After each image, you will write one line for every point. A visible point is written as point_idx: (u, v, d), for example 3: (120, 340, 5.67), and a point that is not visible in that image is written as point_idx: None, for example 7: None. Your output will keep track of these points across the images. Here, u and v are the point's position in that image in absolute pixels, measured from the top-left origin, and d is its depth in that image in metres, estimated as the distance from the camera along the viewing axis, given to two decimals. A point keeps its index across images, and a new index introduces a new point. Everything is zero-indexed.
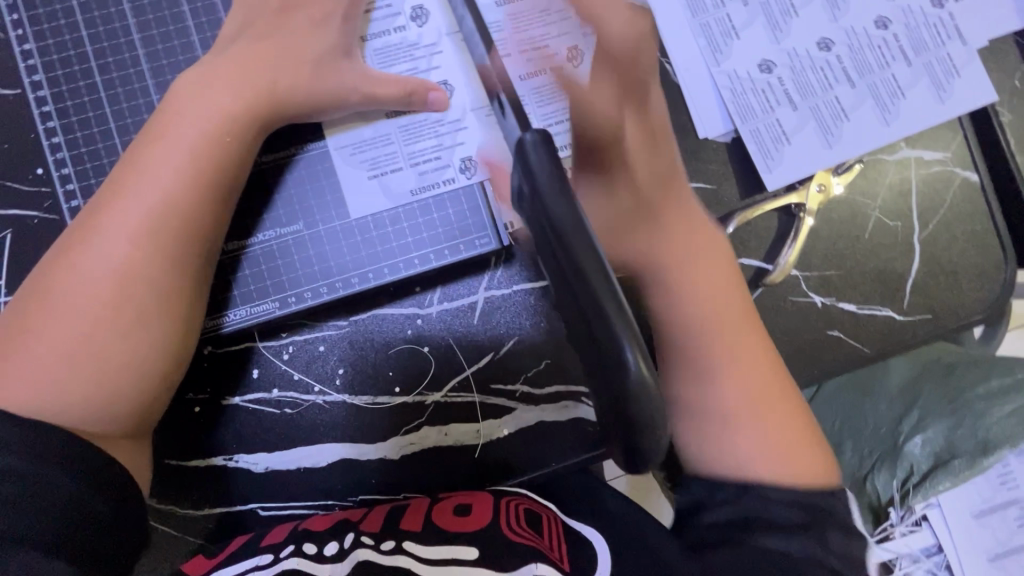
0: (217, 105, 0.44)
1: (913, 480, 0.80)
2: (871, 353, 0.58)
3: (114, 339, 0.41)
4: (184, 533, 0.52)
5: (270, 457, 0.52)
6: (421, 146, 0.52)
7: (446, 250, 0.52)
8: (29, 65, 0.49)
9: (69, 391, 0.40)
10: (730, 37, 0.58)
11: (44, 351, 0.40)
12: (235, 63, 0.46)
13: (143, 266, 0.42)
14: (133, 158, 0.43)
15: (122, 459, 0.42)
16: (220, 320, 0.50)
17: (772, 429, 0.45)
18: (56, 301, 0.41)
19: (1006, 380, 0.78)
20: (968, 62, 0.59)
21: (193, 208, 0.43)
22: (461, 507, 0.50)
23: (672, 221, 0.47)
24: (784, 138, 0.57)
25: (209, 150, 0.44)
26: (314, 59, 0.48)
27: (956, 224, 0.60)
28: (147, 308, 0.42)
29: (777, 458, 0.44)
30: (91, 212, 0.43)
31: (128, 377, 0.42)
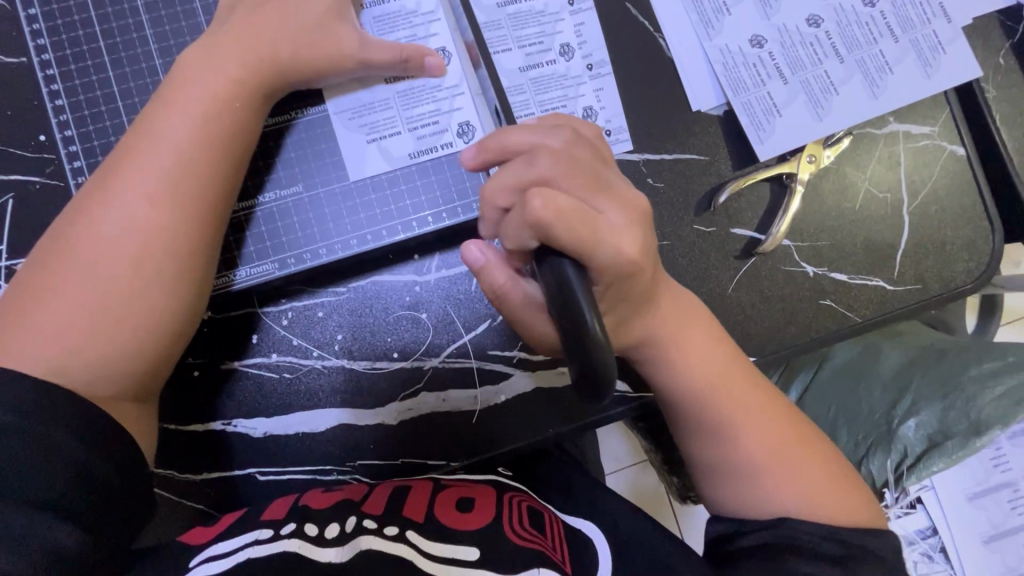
0: (226, 70, 0.45)
1: (906, 462, 0.79)
2: (862, 321, 0.59)
3: (133, 299, 0.42)
4: (181, 497, 0.53)
5: (268, 422, 0.53)
6: (419, 112, 0.53)
7: (445, 213, 0.53)
8: (33, 30, 0.50)
9: (82, 351, 0.40)
10: (722, 13, 0.59)
11: (63, 309, 0.40)
12: (243, 28, 0.46)
13: (154, 227, 0.42)
14: (145, 120, 0.44)
15: (125, 419, 0.43)
16: (226, 280, 0.50)
17: (789, 470, 0.48)
18: (72, 260, 0.41)
19: (997, 362, 0.78)
20: (953, 39, 0.60)
21: (200, 168, 0.44)
22: (463, 503, 0.51)
23: (617, 196, 0.39)
24: (776, 110, 0.58)
25: (221, 114, 0.45)
26: (317, 21, 0.48)
27: (943, 197, 0.61)
28: (157, 269, 0.42)
29: (801, 496, 0.47)
30: (102, 174, 0.43)
31: (144, 336, 0.42)
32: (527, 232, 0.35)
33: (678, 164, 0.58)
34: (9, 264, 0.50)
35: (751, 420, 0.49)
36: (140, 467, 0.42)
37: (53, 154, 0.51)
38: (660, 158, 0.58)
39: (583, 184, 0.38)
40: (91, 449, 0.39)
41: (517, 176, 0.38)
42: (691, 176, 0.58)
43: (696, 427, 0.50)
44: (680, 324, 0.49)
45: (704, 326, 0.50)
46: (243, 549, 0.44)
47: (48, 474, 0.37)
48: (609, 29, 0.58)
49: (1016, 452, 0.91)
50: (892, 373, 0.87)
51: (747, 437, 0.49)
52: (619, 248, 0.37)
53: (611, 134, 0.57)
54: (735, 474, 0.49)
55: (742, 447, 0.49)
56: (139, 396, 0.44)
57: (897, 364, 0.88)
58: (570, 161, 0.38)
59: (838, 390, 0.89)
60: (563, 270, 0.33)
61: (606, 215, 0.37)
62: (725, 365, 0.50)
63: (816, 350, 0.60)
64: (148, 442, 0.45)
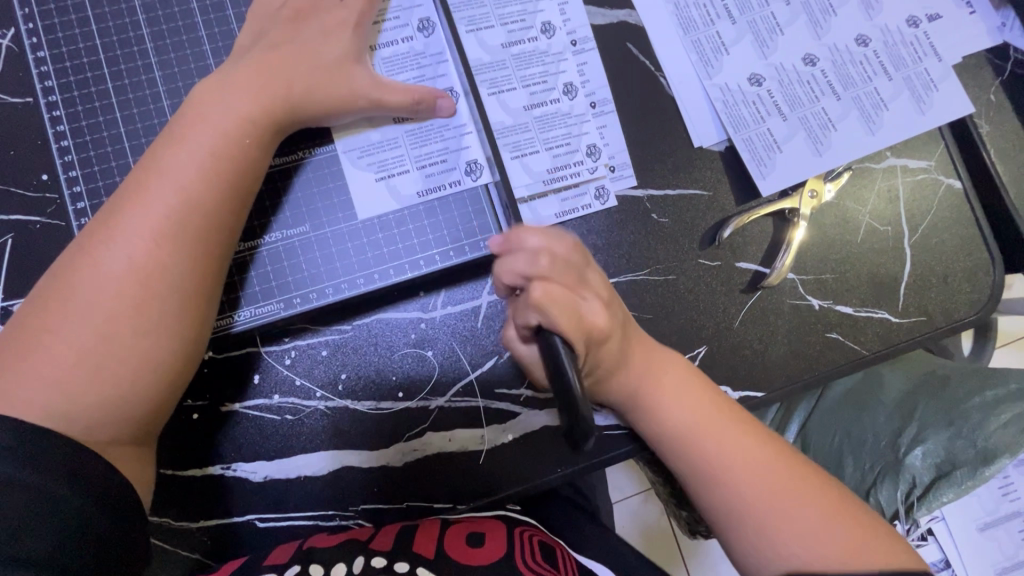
0: (236, 109, 0.45)
1: (915, 494, 0.79)
2: (869, 354, 0.59)
3: (134, 341, 0.41)
4: (176, 546, 0.51)
5: (269, 466, 0.51)
6: (427, 149, 0.53)
7: (452, 251, 0.53)
8: (41, 72, 0.50)
9: (82, 396, 0.39)
10: (721, 52, 0.60)
11: (63, 352, 0.40)
12: (254, 68, 0.47)
13: (156, 269, 0.42)
14: (153, 158, 0.44)
15: (121, 467, 0.41)
16: (229, 320, 0.50)
17: (799, 513, 0.46)
18: (73, 301, 0.40)
19: (999, 392, 0.79)
20: (945, 77, 0.62)
21: (204, 207, 0.43)
22: (472, 538, 0.52)
23: (596, 290, 0.46)
24: (776, 146, 0.59)
25: (231, 152, 0.45)
26: (329, 64, 0.49)
27: (943, 229, 0.62)
28: (158, 312, 0.41)
29: (816, 542, 0.44)
30: (105, 214, 0.43)
31: (145, 378, 0.41)
32: (529, 312, 0.42)
33: (681, 200, 0.59)
34: (6, 304, 0.50)
35: (753, 474, 0.47)
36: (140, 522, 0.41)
37: (56, 194, 0.51)
38: (663, 193, 0.59)
39: (570, 279, 0.44)
40: (89, 506, 0.38)
41: (520, 265, 0.44)
42: (695, 211, 0.59)
43: (695, 478, 0.49)
44: (663, 374, 0.51)
45: (689, 376, 0.52)
46: None
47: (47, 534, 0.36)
48: (611, 69, 0.59)
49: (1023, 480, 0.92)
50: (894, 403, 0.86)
51: (748, 483, 0.47)
52: (592, 330, 0.43)
53: (615, 170, 0.58)
54: (745, 524, 0.47)
55: (744, 493, 0.47)
56: (137, 441, 0.43)
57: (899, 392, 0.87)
58: (562, 262, 0.45)
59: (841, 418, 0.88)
60: (552, 344, 0.40)
61: (588, 306, 0.43)
62: (712, 410, 0.51)
63: (824, 383, 0.60)
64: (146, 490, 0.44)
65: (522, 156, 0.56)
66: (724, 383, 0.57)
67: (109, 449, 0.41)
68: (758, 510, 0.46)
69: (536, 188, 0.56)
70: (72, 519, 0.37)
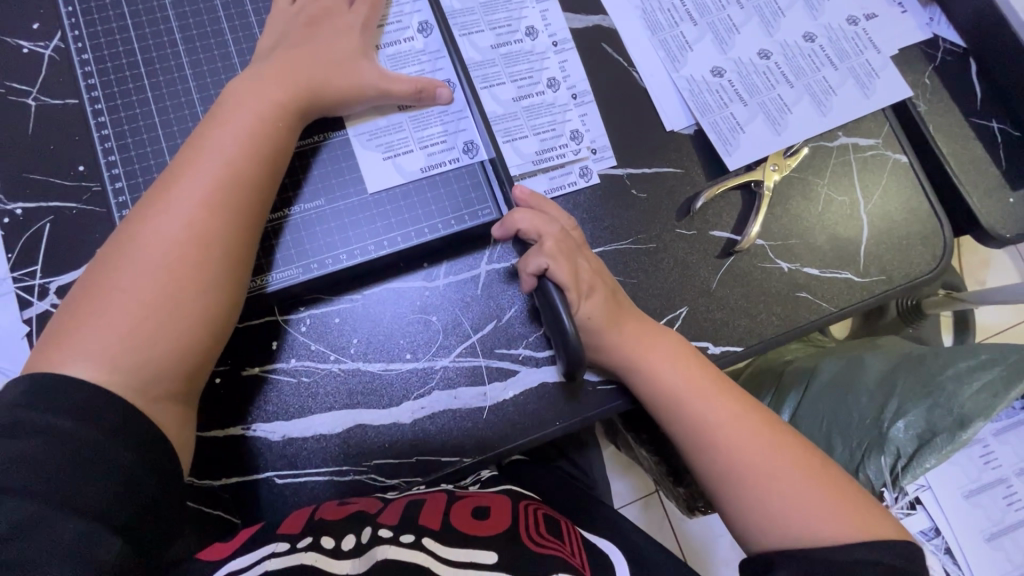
0: (269, 96, 0.51)
1: (900, 463, 0.83)
2: (836, 310, 0.65)
3: (184, 300, 0.46)
4: (200, 505, 0.53)
5: (287, 426, 0.55)
6: (429, 132, 0.60)
7: (453, 220, 0.58)
8: (85, 71, 0.56)
9: (137, 349, 0.44)
10: (686, 49, 0.68)
11: (120, 309, 0.44)
12: (281, 62, 0.53)
13: (197, 238, 0.46)
14: (198, 137, 0.49)
15: (163, 421, 0.45)
16: (260, 283, 0.54)
17: (786, 473, 0.53)
18: (129, 265, 0.45)
19: (972, 360, 0.84)
20: (884, 66, 0.70)
21: (239, 183, 0.48)
22: (478, 513, 0.56)
23: (590, 258, 0.58)
24: (740, 127, 0.66)
25: (266, 133, 0.50)
26: (342, 59, 0.55)
27: (894, 198, 0.68)
28: (197, 278, 0.46)
29: (803, 500, 0.51)
30: (157, 187, 0.48)
31: (193, 334, 0.46)
32: (540, 259, 0.53)
33: (657, 176, 0.65)
34: (44, 281, 0.55)
35: (741, 442, 0.54)
36: (172, 469, 0.45)
37: (92, 182, 0.56)
38: (641, 171, 0.65)
39: (573, 244, 0.56)
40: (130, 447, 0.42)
41: (537, 222, 0.55)
42: (671, 187, 0.65)
43: (694, 448, 0.55)
44: (654, 342, 0.57)
45: (681, 349, 0.58)
46: (261, 561, 0.45)
47: (92, 471, 0.40)
48: (590, 66, 0.66)
49: (1003, 449, 0.97)
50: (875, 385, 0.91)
51: (740, 447, 0.54)
52: (584, 280, 0.55)
53: (597, 152, 0.64)
54: (742, 490, 0.53)
55: (739, 458, 0.54)
56: (175, 398, 0.47)
57: (878, 372, 0.93)
58: (567, 232, 0.56)
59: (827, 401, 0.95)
60: (549, 288, 0.52)
61: (580, 266, 0.55)
62: (701, 380, 0.57)
63: (797, 338, 0.65)
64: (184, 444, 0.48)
65: (513, 140, 0.62)
66: (705, 339, 0.63)
67: (155, 403, 0.45)
68: (747, 474, 0.53)
69: (526, 168, 0.62)
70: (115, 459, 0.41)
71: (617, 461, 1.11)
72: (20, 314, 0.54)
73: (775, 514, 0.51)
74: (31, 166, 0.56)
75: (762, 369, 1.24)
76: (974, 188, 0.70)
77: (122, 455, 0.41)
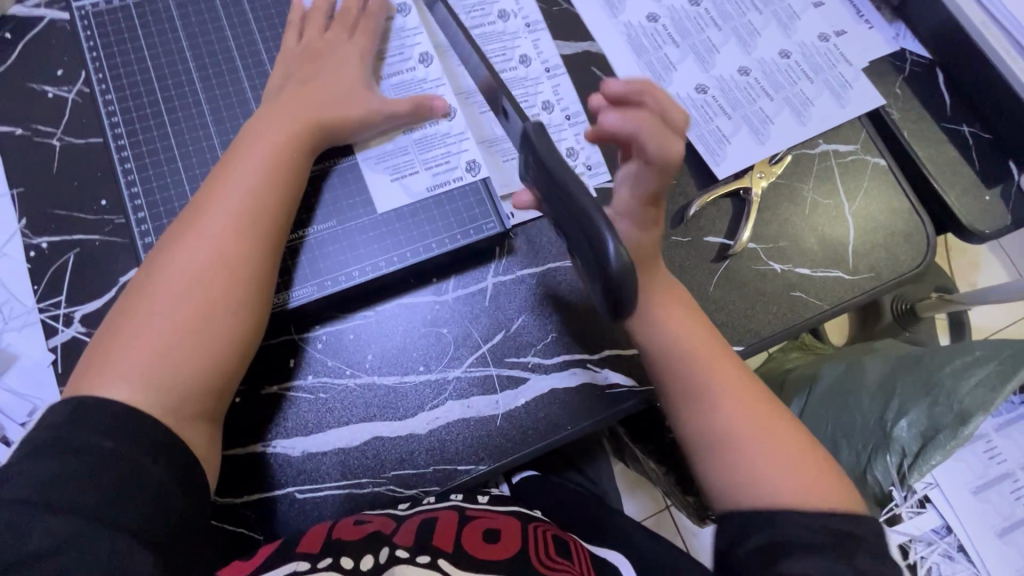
0: (288, 129, 0.55)
1: (907, 462, 0.84)
2: (829, 307, 0.68)
3: (212, 322, 0.48)
4: (222, 522, 0.54)
5: (306, 441, 0.56)
6: (433, 154, 0.63)
7: (459, 235, 0.61)
8: (109, 110, 0.59)
9: (170, 370, 0.46)
10: (670, 69, 0.73)
11: (152, 334, 0.47)
12: (296, 98, 0.57)
13: (225, 262, 0.49)
14: (223, 170, 0.53)
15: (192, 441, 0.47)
16: (283, 299, 0.57)
17: (767, 440, 0.54)
18: (163, 290, 0.48)
19: (968, 357, 0.86)
20: (856, 78, 0.75)
21: (263, 210, 0.52)
22: (490, 536, 0.55)
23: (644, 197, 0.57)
24: (725, 139, 0.70)
25: (285, 163, 0.54)
26: (345, 90, 0.59)
27: (875, 199, 0.72)
28: (229, 293, 0.49)
29: (777, 467, 0.52)
30: (186, 216, 0.51)
31: (221, 355, 0.48)
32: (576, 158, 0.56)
33: None
34: (68, 310, 0.57)
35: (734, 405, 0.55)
36: (201, 485, 0.46)
37: (114, 215, 0.59)
38: None
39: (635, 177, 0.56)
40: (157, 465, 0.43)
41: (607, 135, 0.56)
42: (664, 197, 0.68)
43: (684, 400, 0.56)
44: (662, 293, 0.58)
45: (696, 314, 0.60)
46: None
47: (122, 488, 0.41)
48: (581, 89, 0.71)
49: (1006, 444, 0.98)
50: (877, 386, 0.94)
51: (728, 406, 0.55)
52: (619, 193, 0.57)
53: (592, 168, 0.68)
54: (723, 450, 0.54)
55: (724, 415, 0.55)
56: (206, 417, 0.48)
57: (880, 375, 0.95)
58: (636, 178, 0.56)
59: (830, 407, 0.96)
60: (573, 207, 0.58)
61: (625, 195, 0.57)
62: (700, 334, 0.58)
63: (794, 336, 0.68)
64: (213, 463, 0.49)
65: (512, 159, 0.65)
66: None
67: (186, 424, 0.47)
68: (736, 435, 0.54)
69: None
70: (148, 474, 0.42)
71: (626, 481, 1.11)
72: (46, 343, 0.56)
73: (758, 478, 0.52)
74: (57, 202, 0.59)
75: (765, 378, 1.26)
76: (951, 188, 0.74)
77: (156, 471, 0.43)
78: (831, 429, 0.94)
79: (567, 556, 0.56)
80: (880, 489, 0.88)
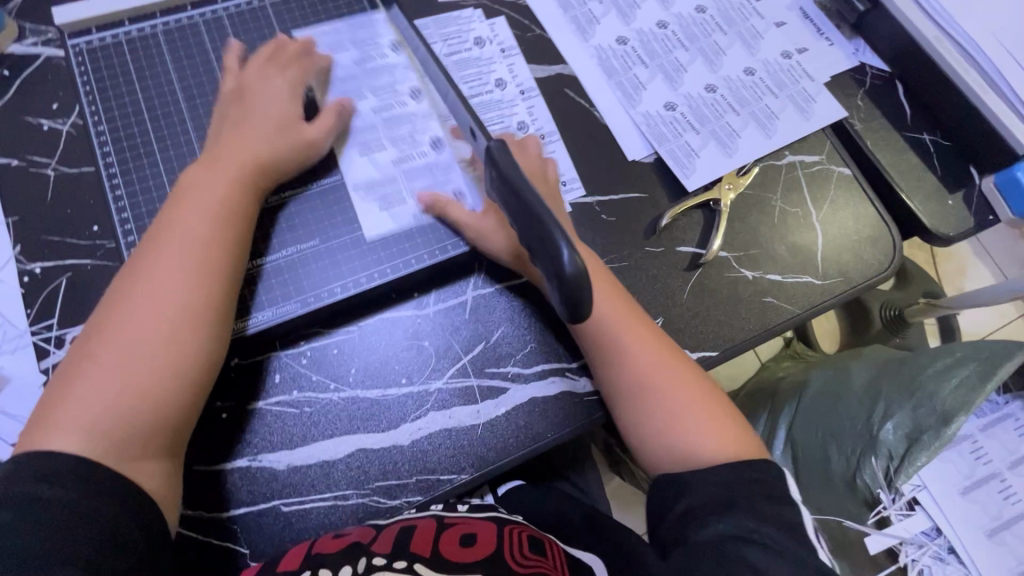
0: (229, 170, 0.57)
1: (894, 465, 0.86)
2: (800, 311, 0.70)
3: (160, 365, 0.50)
4: (206, 536, 0.55)
5: (292, 454, 0.58)
6: (418, 181, 0.65)
7: (437, 251, 0.63)
8: (101, 140, 0.62)
9: (119, 415, 0.48)
10: (640, 88, 0.76)
11: (100, 382, 0.48)
12: (234, 138, 0.59)
13: (171, 306, 0.51)
14: (168, 216, 0.54)
15: (146, 483, 0.48)
16: (242, 325, 0.58)
17: (669, 395, 0.58)
18: (109, 339, 0.50)
19: (948, 359, 0.87)
20: (819, 93, 0.79)
21: (208, 252, 0.53)
22: (465, 539, 0.58)
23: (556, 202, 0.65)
24: (694, 153, 0.73)
25: (229, 204, 0.55)
26: (281, 119, 0.61)
27: (841, 207, 0.75)
28: (175, 336, 0.50)
29: (678, 420, 0.58)
30: (133, 264, 0.53)
31: (171, 396, 0.50)
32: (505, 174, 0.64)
33: (623, 202, 0.71)
34: (60, 333, 0.59)
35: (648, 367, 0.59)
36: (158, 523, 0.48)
37: (106, 240, 0.61)
38: (609, 198, 0.71)
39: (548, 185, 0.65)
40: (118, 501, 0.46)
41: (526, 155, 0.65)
42: (638, 210, 0.71)
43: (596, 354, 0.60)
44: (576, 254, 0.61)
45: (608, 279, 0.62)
46: None
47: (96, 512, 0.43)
48: (555, 109, 0.74)
49: (993, 444, 0.99)
50: (863, 390, 0.95)
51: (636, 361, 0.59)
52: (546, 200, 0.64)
53: (566, 184, 0.71)
54: (632, 402, 0.59)
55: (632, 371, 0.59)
56: (163, 455, 0.50)
57: (867, 378, 0.96)
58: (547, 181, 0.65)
59: (818, 412, 0.97)
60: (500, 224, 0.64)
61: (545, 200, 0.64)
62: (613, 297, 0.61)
63: (767, 340, 0.70)
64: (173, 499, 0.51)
65: None
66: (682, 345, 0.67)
67: (139, 467, 0.48)
68: (650, 397, 0.58)
69: None
70: (105, 511, 0.45)
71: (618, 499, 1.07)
72: (38, 365, 0.58)
73: (659, 432, 0.58)
74: (51, 229, 0.61)
75: (757, 387, 1.27)
76: (915, 194, 0.77)
77: (115, 509, 0.45)
78: (822, 435, 0.95)
79: (541, 552, 0.58)
80: (869, 493, 0.89)
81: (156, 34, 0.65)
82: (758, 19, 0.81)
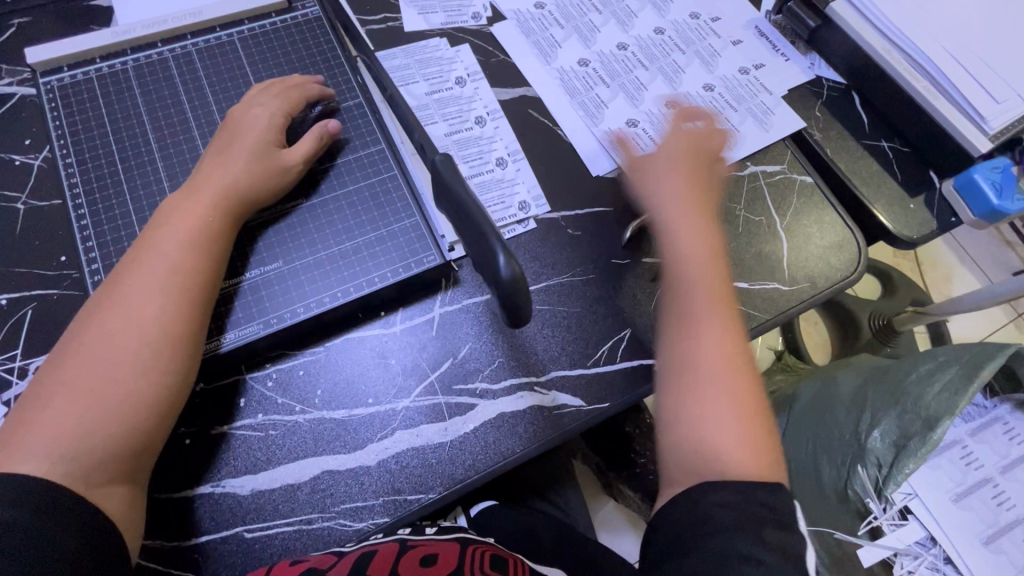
0: (207, 193, 0.58)
1: (884, 473, 0.82)
2: (768, 318, 0.70)
3: (128, 387, 0.50)
4: (166, 567, 0.54)
5: (255, 479, 0.57)
6: (386, 199, 0.67)
7: (401, 269, 0.64)
8: (69, 172, 0.63)
9: (82, 436, 0.47)
10: (602, 107, 0.78)
11: (65, 402, 0.48)
12: (216, 163, 0.60)
13: (144, 325, 0.51)
14: (145, 239, 0.56)
15: (104, 506, 0.47)
16: (216, 343, 0.58)
17: (725, 393, 0.57)
18: (79, 360, 0.50)
19: (932, 364, 0.85)
20: (777, 105, 0.81)
21: (183, 273, 0.54)
22: (426, 560, 0.58)
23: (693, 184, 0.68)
24: None
25: (205, 225, 0.56)
26: (260, 142, 0.62)
27: (805, 214, 0.76)
28: (146, 356, 0.51)
29: (718, 422, 0.56)
30: (109, 285, 0.54)
31: (138, 417, 0.50)
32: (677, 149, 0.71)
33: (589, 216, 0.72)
34: (23, 363, 0.58)
35: (713, 350, 0.59)
36: (111, 548, 0.46)
37: (72, 270, 0.62)
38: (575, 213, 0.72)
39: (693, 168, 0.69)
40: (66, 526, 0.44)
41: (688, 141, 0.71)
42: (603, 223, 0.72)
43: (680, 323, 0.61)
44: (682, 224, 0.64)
45: (720, 258, 0.64)
46: None
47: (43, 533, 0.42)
48: (519, 128, 0.76)
49: (984, 448, 0.95)
50: (850, 398, 0.94)
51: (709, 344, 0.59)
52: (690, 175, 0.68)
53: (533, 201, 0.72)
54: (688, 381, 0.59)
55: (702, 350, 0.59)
56: (126, 479, 0.49)
57: (853, 387, 0.95)
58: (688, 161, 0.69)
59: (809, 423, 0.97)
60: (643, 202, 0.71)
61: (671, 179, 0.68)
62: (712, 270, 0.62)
63: None
64: (132, 524, 0.50)
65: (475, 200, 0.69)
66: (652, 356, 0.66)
67: (99, 490, 0.47)
68: (705, 371, 0.58)
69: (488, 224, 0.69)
70: (55, 541, 0.43)
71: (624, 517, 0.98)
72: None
73: (696, 421, 0.57)
74: (17, 260, 0.62)
75: None
76: (876, 199, 0.78)
77: (59, 536, 0.44)
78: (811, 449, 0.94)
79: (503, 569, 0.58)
80: (861, 503, 0.86)
81: (126, 70, 0.68)
82: (714, 38, 0.84)
